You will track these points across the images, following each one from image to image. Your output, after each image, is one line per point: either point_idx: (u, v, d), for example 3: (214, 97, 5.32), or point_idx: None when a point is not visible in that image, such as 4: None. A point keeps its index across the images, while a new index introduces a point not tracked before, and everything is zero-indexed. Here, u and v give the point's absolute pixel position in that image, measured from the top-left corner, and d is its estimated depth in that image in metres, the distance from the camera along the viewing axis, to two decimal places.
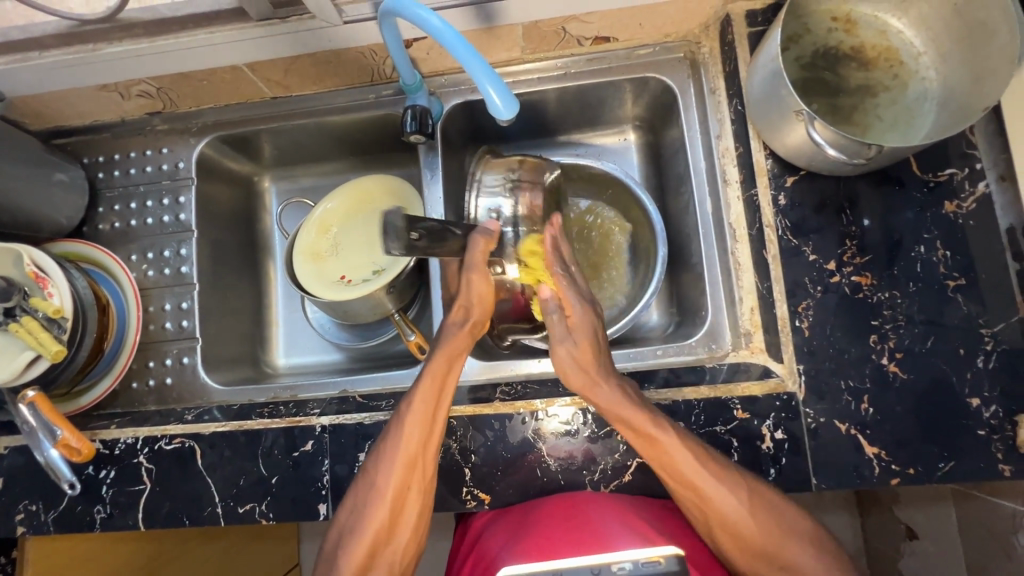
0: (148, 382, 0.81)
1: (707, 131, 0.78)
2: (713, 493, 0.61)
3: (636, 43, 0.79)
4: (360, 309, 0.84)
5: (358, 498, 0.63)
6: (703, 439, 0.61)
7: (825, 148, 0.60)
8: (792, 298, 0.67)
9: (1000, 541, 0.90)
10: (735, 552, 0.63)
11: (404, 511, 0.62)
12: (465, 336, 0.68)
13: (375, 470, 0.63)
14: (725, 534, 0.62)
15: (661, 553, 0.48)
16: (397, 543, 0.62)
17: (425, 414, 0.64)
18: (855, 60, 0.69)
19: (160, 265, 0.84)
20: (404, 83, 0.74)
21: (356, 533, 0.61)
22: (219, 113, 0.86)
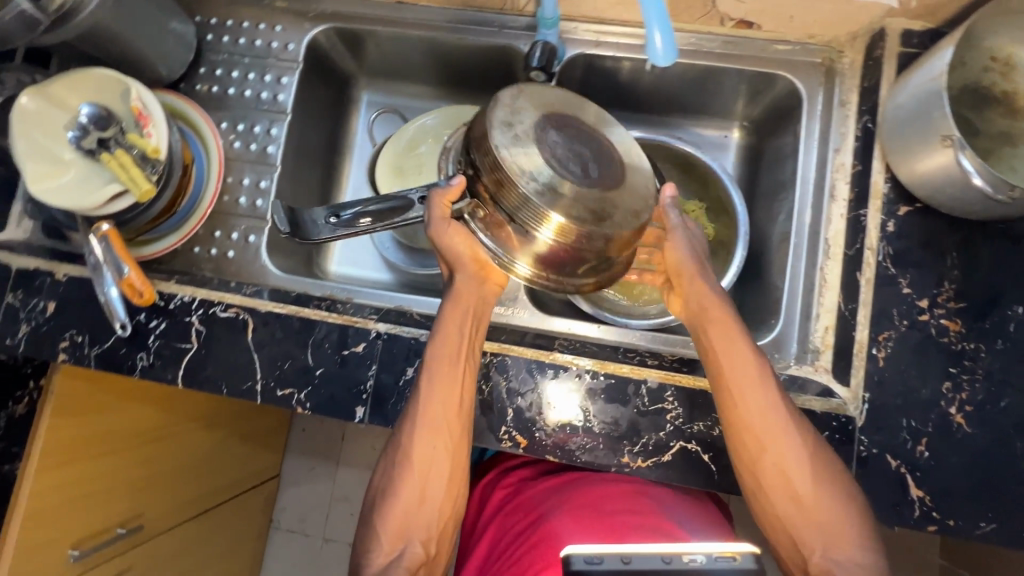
0: (212, 250, 0.80)
1: (826, 143, 0.75)
2: (824, 478, 0.59)
3: (777, 37, 0.77)
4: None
5: (389, 462, 0.65)
6: (751, 424, 0.60)
7: (971, 177, 0.58)
8: (875, 326, 0.66)
9: None
10: (776, 510, 0.60)
11: (434, 478, 0.64)
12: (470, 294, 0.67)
13: (404, 431, 0.65)
14: (792, 508, 0.59)
15: (736, 549, 0.48)
16: (431, 507, 0.64)
17: (444, 376, 0.64)
18: (1002, 106, 0.67)
19: (248, 140, 0.83)
20: (541, 15, 0.72)
21: (388, 497, 0.64)
22: (341, 5, 0.84)
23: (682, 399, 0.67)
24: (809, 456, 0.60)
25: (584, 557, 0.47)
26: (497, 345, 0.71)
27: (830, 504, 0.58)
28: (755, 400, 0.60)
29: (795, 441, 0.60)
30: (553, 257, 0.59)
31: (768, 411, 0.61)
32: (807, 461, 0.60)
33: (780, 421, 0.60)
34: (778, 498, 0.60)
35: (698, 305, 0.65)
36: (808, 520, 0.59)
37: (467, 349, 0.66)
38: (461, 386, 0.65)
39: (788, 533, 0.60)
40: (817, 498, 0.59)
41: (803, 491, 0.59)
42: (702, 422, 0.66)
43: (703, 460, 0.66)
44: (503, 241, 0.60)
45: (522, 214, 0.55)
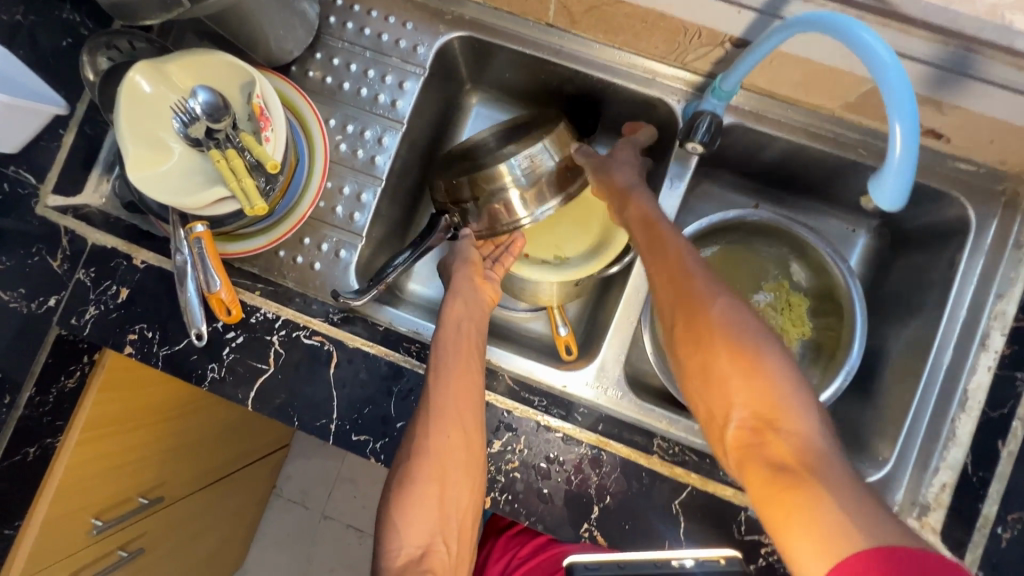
0: (297, 257, 0.74)
1: (988, 284, 0.68)
2: (764, 372, 0.51)
3: (961, 155, 0.69)
4: (539, 290, 0.80)
5: (402, 462, 0.61)
6: (682, 318, 0.57)
7: None
8: (1006, 503, 0.62)
9: None
10: (717, 419, 0.54)
11: (448, 472, 0.60)
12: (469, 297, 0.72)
13: (419, 427, 0.62)
14: (727, 416, 0.52)
15: (720, 554, 0.57)
16: (453, 508, 0.60)
17: (450, 362, 0.64)
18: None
19: (355, 144, 0.75)
20: (718, 85, 0.64)
21: (405, 500, 0.59)
22: (481, 13, 0.75)
23: None
24: (740, 325, 0.54)
25: (584, 563, 0.54)
26: (592, 436, 0.66)
27: (760, 400, 0.51)
28: (682, 291, 0.58)
29: (727, 319, 0.55)
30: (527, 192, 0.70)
31: (687, 300, 0.57)
32: (738, 335, 0.54)
33: (715, 296, 0.57)
34: (710, 380, 0.54)
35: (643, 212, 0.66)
36: (749, 428, 0.51)
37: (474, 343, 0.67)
38: (470, 370, 0.64)
39: (733, 451, 0.52)
40: (747, 394, 0.51)
41: (737, 371, 0.52)
42: None
43: None
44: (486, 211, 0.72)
45: (480, 180, 0.69)
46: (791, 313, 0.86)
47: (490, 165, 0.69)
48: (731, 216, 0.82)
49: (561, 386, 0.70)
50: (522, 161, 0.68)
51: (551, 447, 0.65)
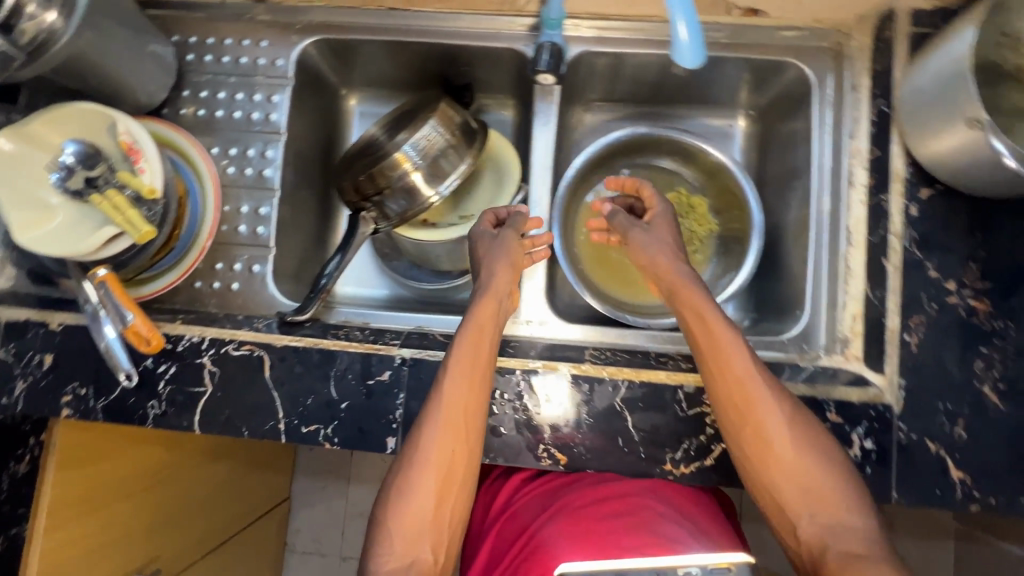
0: (214, 283, 0.76)
1: (840, 129, 0.74)
2: (812, 452, 0.59)
3: (783, 23, 0.75)
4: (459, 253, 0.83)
5: (404, 469, 0.61)
6: (740, 403, 0.60)
7: (1005, 159, 0.56)
8: (905, 312, 0.66)
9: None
10: (772, 492, 0.59)
11: (452, 483, 0.61)
12: (490, 304, 0.67)
13: (419, 439, 0.61)
14: (793, 488, 0.58)
15: (730, 562, 0.64)
16: (446, 513, 0.61)
17: (462, 376, 0.62)
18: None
19: (242, 164, 0.78)
20: (545, 15, 0.70)
21: (403, 506, 0.60)
22: (328, 15, 0.79)
23: None
24: (777, 399, 0.60)
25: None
26: (527, 363, 0.69)
27: (814, 482, 0.58)
28: (721, 370, 0.61)
29: (776, 405, 0.59)
30: (428, 170, 0.75)
31: (746, 382, 0.60)
32: (791, 424, 0.59)
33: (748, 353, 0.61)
34: (754, 433, 0.59)
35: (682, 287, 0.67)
36: (810, 501, 0.57)
37: (486, 357, 0.64)
38: (479, 388, 0.63)
39: (787, 516, 0.58)
40: (801, 465, 0.58)
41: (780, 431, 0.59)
42: None
43: None
44: (400, 200, 0.76)
45: (383, 173, 0.74)
46: (696, 214, 0.92)
47: (387, 156, 0.74)
48: (611, 139, 0.85)
49: None
50: (415, 144, 0.74)
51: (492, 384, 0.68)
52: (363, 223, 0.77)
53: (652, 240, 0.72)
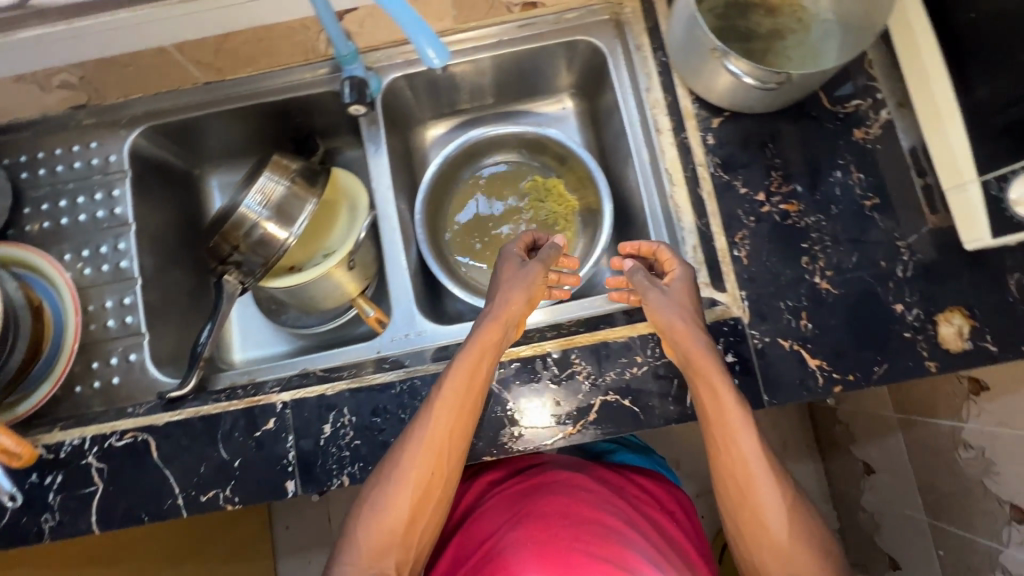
0: (94, 383, 0.77)
1: (637, 86, 0.80)
2: (795, 516, 0.63)
3: (563, 8, 0.82)
4: (335, 290, 0.86)
5: (380, 484, 0.64)
6: (726, 443, 0.63)
7: (743, 78, 0.66)
8: (729, 231, 0.72)
9: (944, 457, 1.18)
10: (754, 538, 0.63)
11: (428, 501, 0.65)
12: (496, 332, 0.67)
13: (403, 453, 0.64)
14: (767, 543, 0.62)
15: None
16: (419, 524, 0.64)
17: (455, 403, 0.64)
18: (762, 8, 0.75)
19: (97, 262, 0.80)
20: (338, 54, 0.74)
21: (376, 515, 0.63)
22: (149, 103, 0.83)
23: (588, 357, 0.69)
24: (756, 450, 0.63)
25: None
26: (404, 372, 0.71)
27: (799, 545, 0.62)
28: (723, 422, 0.62)
29: (758, 461, 0.63)
30: (274, 217, 0.78)
31: (738, 433, 0.62)
32: (772, 476, 0.63)
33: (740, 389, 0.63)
34: (742, 481, 0.63)
35: (681, 342, 0.64)
36: (778, 558, 0.62)
37: (480, 386, 0.66)
38: (465, 414, 0.65)
39: (757, 562, 0.63)
40: (787, 530, 0.62)
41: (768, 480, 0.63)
42: (612, 371, 0.69)
43: (625, 406, 0.68)
44: (256, 252, 0.79)
45: (230, 231, 0.77)
46: (554, 196, 0.96)
47: (230, 215, 0.77)
48: (451, 150, 0.90)
49: (375, 353, 0.78)
50: (254, 197, 0.77)
51: (374, 401, 0.70)
52: (227, 284, 0.80)
53: (670, 303, 0.66)
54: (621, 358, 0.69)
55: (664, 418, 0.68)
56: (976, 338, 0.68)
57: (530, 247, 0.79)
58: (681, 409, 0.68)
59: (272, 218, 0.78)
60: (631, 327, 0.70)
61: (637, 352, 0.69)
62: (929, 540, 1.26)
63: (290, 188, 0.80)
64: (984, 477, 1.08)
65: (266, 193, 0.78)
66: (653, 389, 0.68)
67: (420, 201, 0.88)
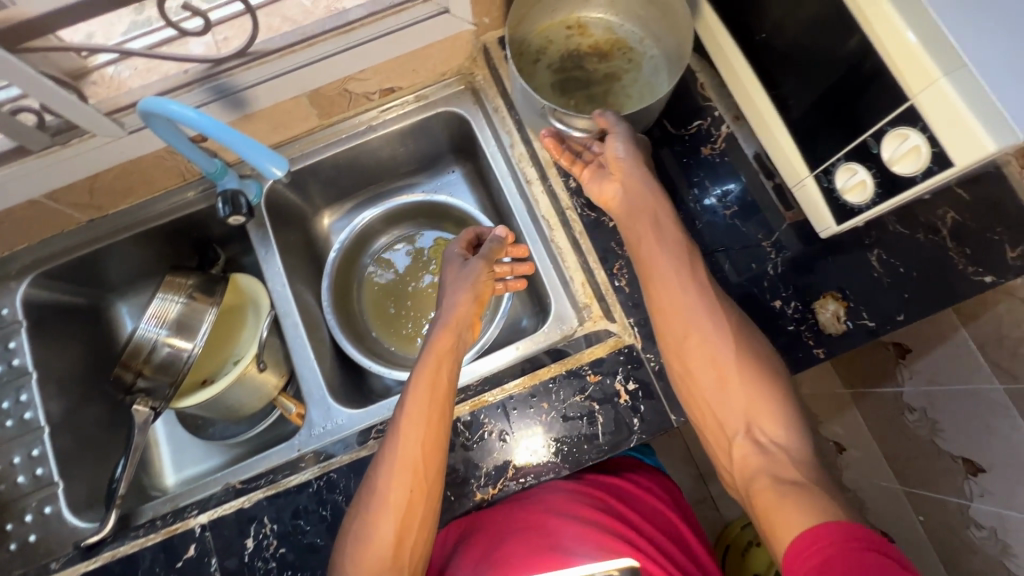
0: (9, 546, 0.74)
1: (502, 144, 0.85)
2: (754, 379, 0.64)
3: (421, 87, 0.88)
4: (253, 394, 0.86)
5: (361, 512, 0.64)
6: (675, 332, 0.66)
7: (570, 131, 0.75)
8: (606, 263, 0.75)
9: (896, 422, 1.20)
10: (705, 401, 0.65)
11: (413, 523, 0.64)
12: (448, 338, 0.74)
13: (379, 477, 0.65)
14: (721, 405, 0.64)
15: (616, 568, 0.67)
16: (408, 549, 0.63)
17: (422, 414, 0.66)
18: (595, 56, 0.81)
19: (0, 419, 0.79)
20: (207, 172, 0.76)
21: (362, 553, 0.62)
22: (38, 251, 0.84)
23: (497, 414, 0.71)
24: (709, 318, 0.66)
25: None
26: (321, 467, 0.71)
27: (750, 393, 0.63)
28: (665, 310, 0.67)
29: (714, 328, 0.66)
30: (172, 338, 0.79)
31: (684, 304, 0.66)
32: (730, 346, 0.65)
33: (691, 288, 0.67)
34: (680, 333, 0.66)
35: (631, 194, 0.71)
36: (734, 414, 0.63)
37: (444, 394, 0.68)
38: (435, 424, 0.66)
39: (712, 412, 0.64)
40: (731, 364, 0.64)
41: (736, 383, 0.64)
42: (523, 423, 0.70)
43: (539, 457, 0.68)
44: (161, 375, 0.79)
45: (130, 360, 0.77)
46: None
47: (128, 344, 0.77)
48: (347, 235, 0.94)
49: (295, 452, 0.78)
50: (148, 322, 0.78)
51: (293, 503, 0.69)
52: (137, 412, 0.79)
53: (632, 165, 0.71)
54: (529, 408, 0.70)
55: (580, 461, 0.68)
56: (853, 317, 0.71)
57: (475, 242, 0.84)
58: (594, 447, 0.68)
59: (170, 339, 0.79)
60: (533, 376, 0.72)
61: (543, 400, 0.71)
62: (907, 508, 1.23)
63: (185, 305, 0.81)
64: (933, 436, 1.10)
65: (160, 315, 0.79)
66: (564, 433, 0.69)
67: (327, 286, 0.90)
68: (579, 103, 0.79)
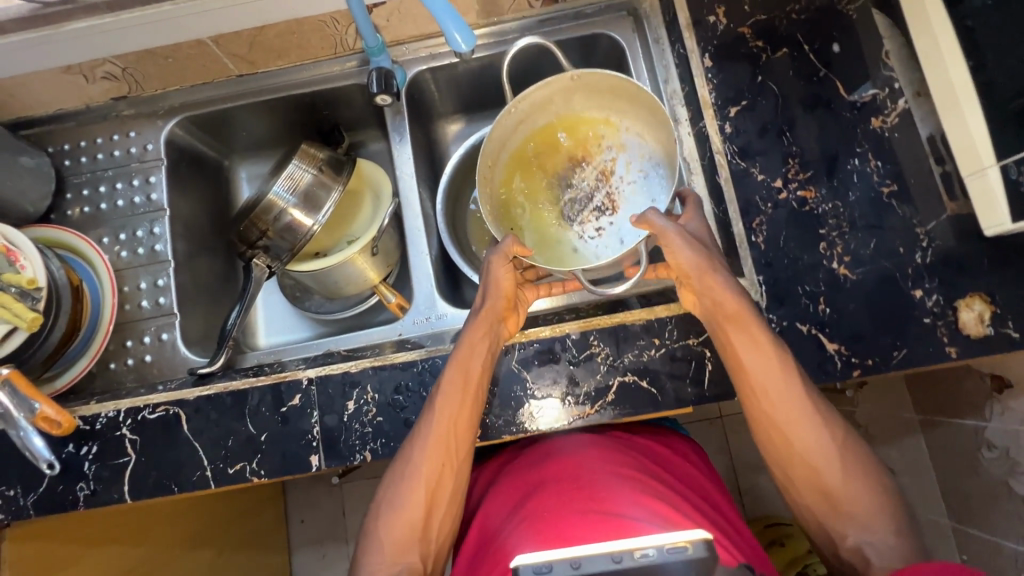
0: (128, 361, 0.80)
1: (655, 78, 0.83)
2: (843, 460, 0.64)
3: (583, 3, 0.85)
4: (358, 277, 0.88)
5: (395, 481, 0.66)
6: (770, 416, 0.65)
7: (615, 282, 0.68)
8: (746, 216, 0.72)
9: (967, 457, 1.15)
10: (783, 470, 0.66)
11: (441, 496, 0.67)
12: (484, 323, 0.69)
13: (411, 452, 0.66)
14: (806, 481, 0.65)
15: (686, 540, 0.50)
16: (433, 522, 0.66)
17: (456, 397, 0.66)
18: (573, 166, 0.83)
19: (133, 246, 0.83)
20: (366, 46, 0.77)
21: (392, 516, 0.65)
22: (187, 95, 0.86)
23: (607, 339, 0.70)
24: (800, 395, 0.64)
25: (533, 567, 0.49)
26: (425, 352, 0.73)
27: (842, 476, 0.64)
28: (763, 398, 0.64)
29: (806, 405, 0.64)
30: (300, 206, 0.81)
31: (779, 387, 0.64)
32: (817, 431, 0.65)
33: (784, 372, 0.64)
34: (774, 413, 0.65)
35: (719, 302, 0.65)
36: (817, 495, 0.65)
37: (479, 377, 0.67)
38: (465, 410, 0.66)
39: (797, 496, 0.66)
40: (831, 467, 0.64)
41: (816, 462, 0.64)
42: (631, 353, 0.70)
43: (643, 387, 0.69)
44: (283, 240, 0.82)
45: (259, 219, 0.80)
46: None
47: (259, 202, 0.79)
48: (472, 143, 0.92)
49: (397, 335, 0.81)
50: (281, 185, 0.79)
51: (397, 378, 0.71)
52: (256, 269, 0.83)
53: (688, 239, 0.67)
54: (640, 340, 0.70)
55: (681, 400, 0.68)
56: (997, 324, 0.67)
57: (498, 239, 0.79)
58: (698, 392, 0.68)
59: (299, 207, 0.81)
60: (649, 310, 0.71)
61: (656, 335, 0.70)
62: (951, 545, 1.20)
63: (315, 177, 0.82)
64: (1007, 479, 1.04)
65: (293, 181, 0.80)
66: (671, 370, 0.69)
67: (443, 188, 0.90)
68: (589, 219, 0.81)
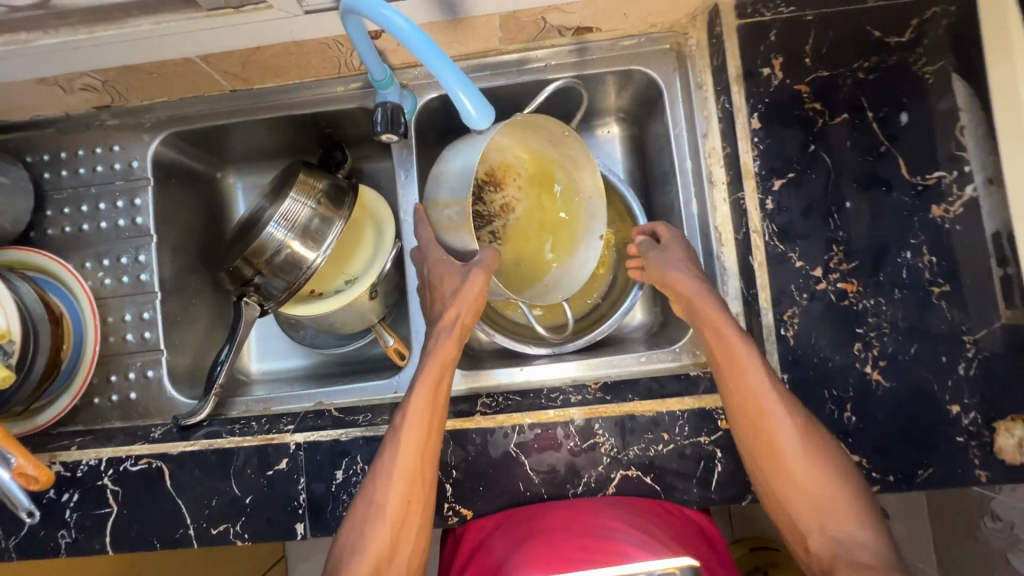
0: (111, 397, 0.77)
1: (693, 129, 0.74)
2: (852, 516, 0.58)
3: (621, 34, 0.74)
4: (354, 318, 0.83)
5: (357, 518, 0.59)
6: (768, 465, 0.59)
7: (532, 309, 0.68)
8: (777, 306, 0.66)
9: (968, 521, 1.13)
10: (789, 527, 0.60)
11: (409, 532, 0.60)
12: (455, 339, 0.65)
13: (375, 483, 0.60)
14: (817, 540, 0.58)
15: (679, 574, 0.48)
16: (401, 560, 0.59)
17: (425, 418, 0.61)
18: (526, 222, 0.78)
19: (117, 273, 0.78)
20: (373, 78, 0.68)
21: (354, 556, 0.58)
22: (175, 108, 0.79)
23: (612, 429, 0.66)
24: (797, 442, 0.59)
25: None
26: None
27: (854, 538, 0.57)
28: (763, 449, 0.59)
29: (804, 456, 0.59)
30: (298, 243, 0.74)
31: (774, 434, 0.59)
32: (819, 480, 0.58)
33: (774, 404, 0.59)
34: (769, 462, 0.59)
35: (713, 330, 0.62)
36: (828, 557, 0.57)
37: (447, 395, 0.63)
38: (434, 430, 0.61)
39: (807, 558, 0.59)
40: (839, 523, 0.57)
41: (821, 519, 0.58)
42: (636, 446, 0.66)
43: (646, 484, 0.65)
44: (278, 279, 0.75)
45: (254, 258, 0.73)
46: None
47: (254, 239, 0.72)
48: None
49: (392, 393, 0.75)
50: (278, 221, 0.72)
51: None
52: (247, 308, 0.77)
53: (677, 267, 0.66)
54: (648, 434, 0.66)
55: (685, 500, 0.65)
56: None
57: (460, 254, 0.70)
58: (704, 494, 0.65)
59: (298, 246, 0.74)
60: (661, 402, 0.67)
61: (665, 429, 0.66)
62: None
63: (315, 212, 0.75)
64: (1007, 553, 1.02)
65: (292, 217, 0.73)
66: (677, 469, 0.65)
67: None
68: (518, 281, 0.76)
